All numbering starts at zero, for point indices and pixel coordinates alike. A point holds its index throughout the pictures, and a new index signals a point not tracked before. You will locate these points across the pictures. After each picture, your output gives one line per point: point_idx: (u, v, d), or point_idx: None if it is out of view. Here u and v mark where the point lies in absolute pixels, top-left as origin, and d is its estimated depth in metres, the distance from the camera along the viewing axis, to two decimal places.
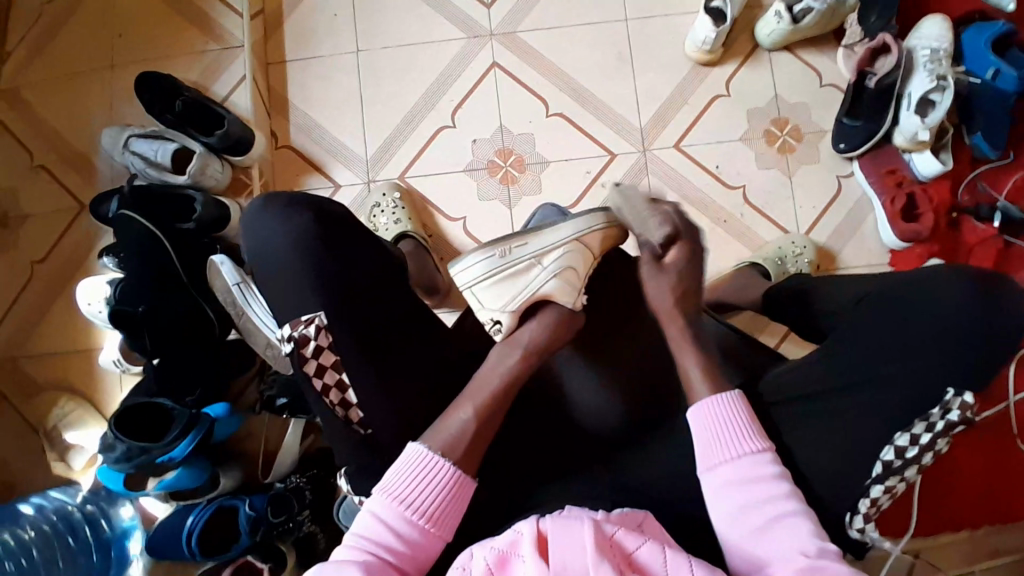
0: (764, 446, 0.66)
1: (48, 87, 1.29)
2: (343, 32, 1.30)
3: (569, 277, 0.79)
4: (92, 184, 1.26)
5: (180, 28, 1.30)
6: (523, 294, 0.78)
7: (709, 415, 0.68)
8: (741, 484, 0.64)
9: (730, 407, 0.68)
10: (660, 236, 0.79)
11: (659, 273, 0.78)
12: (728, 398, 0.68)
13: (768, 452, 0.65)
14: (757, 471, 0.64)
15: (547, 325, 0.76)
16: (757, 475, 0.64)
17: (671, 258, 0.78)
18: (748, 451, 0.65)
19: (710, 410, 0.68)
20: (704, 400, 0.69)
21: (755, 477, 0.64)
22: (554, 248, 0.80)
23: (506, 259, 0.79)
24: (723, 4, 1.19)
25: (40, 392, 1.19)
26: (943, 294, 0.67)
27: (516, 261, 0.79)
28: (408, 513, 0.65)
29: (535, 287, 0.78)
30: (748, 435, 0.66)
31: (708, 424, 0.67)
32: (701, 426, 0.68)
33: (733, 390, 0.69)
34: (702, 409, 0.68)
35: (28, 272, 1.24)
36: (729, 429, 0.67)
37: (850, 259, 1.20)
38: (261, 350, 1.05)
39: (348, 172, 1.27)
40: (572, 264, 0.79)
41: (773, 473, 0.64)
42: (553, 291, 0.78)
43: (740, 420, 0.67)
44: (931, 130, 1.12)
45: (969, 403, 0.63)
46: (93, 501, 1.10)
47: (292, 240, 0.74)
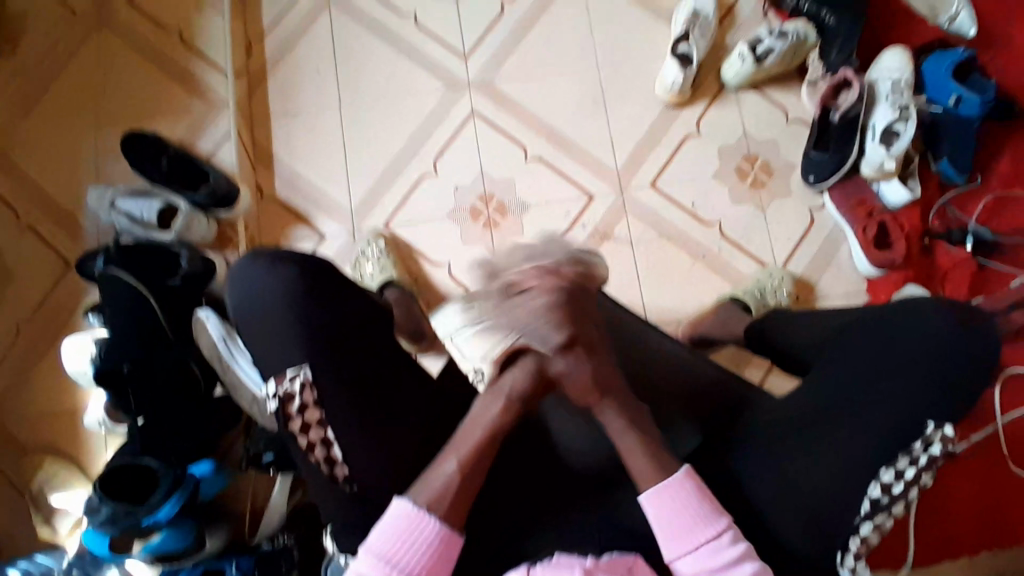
0: (723, 523, 0.66)
1: (33, 149, 1.31)
2: (325, 87, 1.34)
3: (541, 321, 0.72)
4: (77, 243, 1.27)
5: (165, 88, 1.34)
6: (496, 343, 0.74)
7: (663, 498, 0.67)
8: (705, 570, 0.64)
9: (682, 490, 0.67)
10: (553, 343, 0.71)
11: (567, 374, 0.72)
12: (676, 481, 0.67)
13: (728, 530, 0.65)
14: (717, 556, 0.64)
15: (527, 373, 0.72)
16: (718, 560, 0.64)
17: (573, 356, 0.72)
18: (707, 535, 0.65)
19: (665, 492, 0.67)
20: (657, 484, 0.68)
21: (718, 563, 0.64)
22: (522, 290, 0.73)
23: (477, 307, 0.77)
24: (689, 49, 1.26)
25: (23, 454, 1.18)
26: (914, 323, 0.69)
27: (485, 308, 0.76)
28: (396, 573, 0.65)
29: (505, 336, 0.73)
30: (704, 517, 0.66)
31: (663, 510, 0.67)
32: (656, 515, 0.67)
33: (682, 469, 0.68)
34: (654, 494, 0.67)
35: (12, 332, 1.23)
36: (684, 513, 0.66)
37: (827, 289, 1.23)
38: (247, 403, 1.05)
39: (333, 222, 1.29)
40: (542, 305, 0.72)
41: (735, 554, 0.64)
42: (527, 341, 0.72)
43: (695, 500, 0.67)
44: (896, 159, 1.16)
45: (949, 436, 0.65)
46: (78, 565, 1.03)
47: (277, 295, 0.75)
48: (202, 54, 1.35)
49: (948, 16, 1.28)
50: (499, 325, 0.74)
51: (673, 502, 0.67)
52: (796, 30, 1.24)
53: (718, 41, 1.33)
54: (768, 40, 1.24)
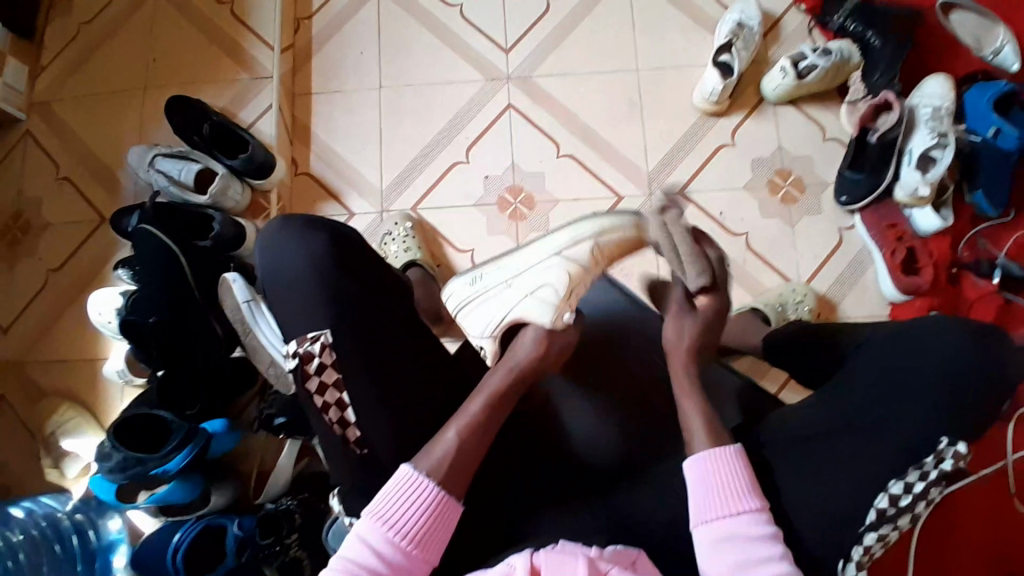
0: (759, 503, 0.65)
1: (78, 104, 1.35)
2: (367, 69, 1.36)
3: (548, 295, 0.81)
4: (112, 198, 1.30)
5: (211, 55, 1.37)
6: (497, 319, 0.82)
7: (711, 463, 0.67)
8: (739, 536, 0.63)
9: (733, 461, 0.67)
10: (694, 285, 0.81)
11: (683, 315, 0.80)
12: (728, 454, 0.67)
13: (764, 511, 0.65)
14: (747, 530, 0.63)
15: (535, 343, 0.76)
16: (751, 533, 0.63)
17: (704, 302, 0.80)
18: (744, 509, 0.64)
19: (714, 457, 0.67)
20: (709, 449, 0.68)
21: (748, 536, 0.63)
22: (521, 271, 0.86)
23: (478, 284, 0.87)
24: (730, 59, 1.26)
25: (42, 398, 1.20)
26: (944, 340, 0.67)
27: (487, 287, 0.86)
28: (390, 535, 0.65)
29: (507, 313, 0.82)
30: (745, 492, 0.65)
31: (713, 476, 0.67)
32: (701, 473, 0.67)
33: (735, 446, 0.68)
34: (704, 457, 0.67)
35: (42, 279, 1.27)
36: (725, 481, 0.66)
37: (849, 309, 1.22)
38: (266, 368, 1.08)
39: (363, 200, 1.31)
40: (548, 281, 0.83)
41: (768, 532, 0.63)
42: (527, 313, 0.79)
43: (740, 474, 0.66)
44: (931, 186, 1.14)
45: (963, 453, 0.64)
46: (83, 510, 1.10)
47: (309, 264, 0.75)
48: (250, 26, 1.37)
49: (993, 49, 1.24)
50: (499, 300, 0.84)
51: (718, 469, 0.67)
52: (840, 50, 1.24)
53: (760, 55, 1.34)
54: (810, 58, 1.24)
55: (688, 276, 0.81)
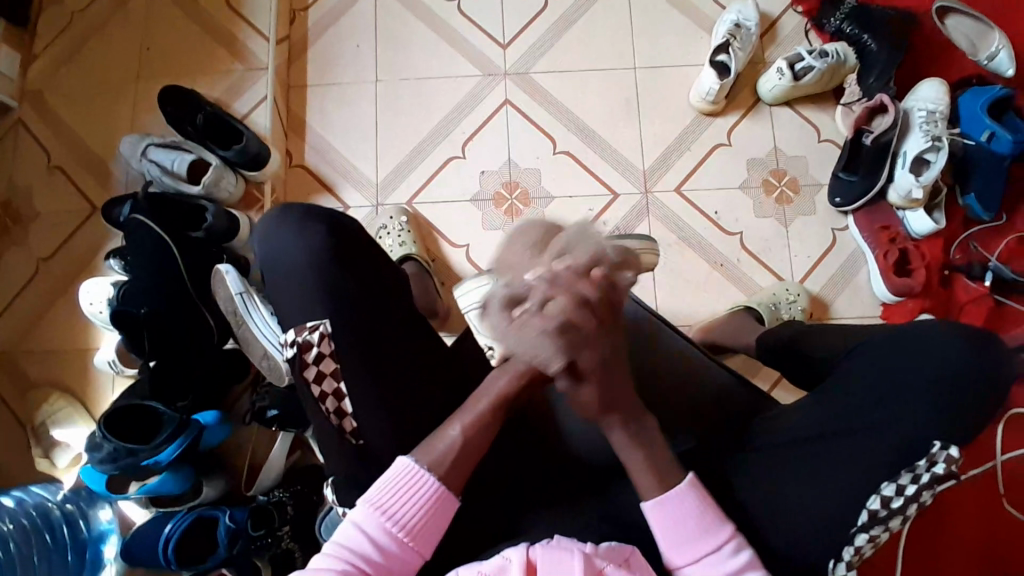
0: (726, 534, 0.65)
1: (71, 92, 1.34)
2: (363, 62, 1.36)
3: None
4: (106, 188, 1.29)
5: (207, 46, 1.36)
6: None
7: (662, 513, 0.66)
8: None
9: (685, 500, 0.66)
10: (556, 367, 0.64)
11: (577, 387, 0.67)
12: (681, 492, 0.67)
13: (730, 543, 0.65)
14: (719, 565, 0.65)
15: None
16: (721, 568, 0.64)
17: (584, 373, 0.66)
18: (710, 544, 0.65)
19: (663, 507, 0.66)
20: (656, 498, 0.67)
21: (719, 572, 0.64)
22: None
23: (500, 290, 0.81)
24: (728, 59, 1.26)
25: (32, 389, 1.19)
26: (938, 339, 0.68)
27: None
28: (386, 524, 0.65)
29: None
30: (704, 532, 0.65)
31: (666, 519, 0.66)
32: (656, 523, 0.67)
33: (687, 480, 0.67)
34: (654, 508, 0.67)
35: (34, 268, 1.26)
36: (683, 525, 0.66)
37: (843, 310, 1.23)
38: (258, 360, 1.07)
39: (358, 194, 1.30)
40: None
41: (736, 565, 0.64)
42: None
43: (696, 515, 0.66)
44: (924, 189, 1.15)
45: (956, 457, 0.63)
46: (73, 500, 1.09)
47: (303, 254, 0.75)
48: (246, 17, 1.37)
49: (988, 54, 1.25)
50: None
51: (672, 514, 0.66)
52: (836, 52, 1.25)
53: (757, 56, 1.34)
54: (807, 59, 1.24)
55: (545, 358, 0.64)
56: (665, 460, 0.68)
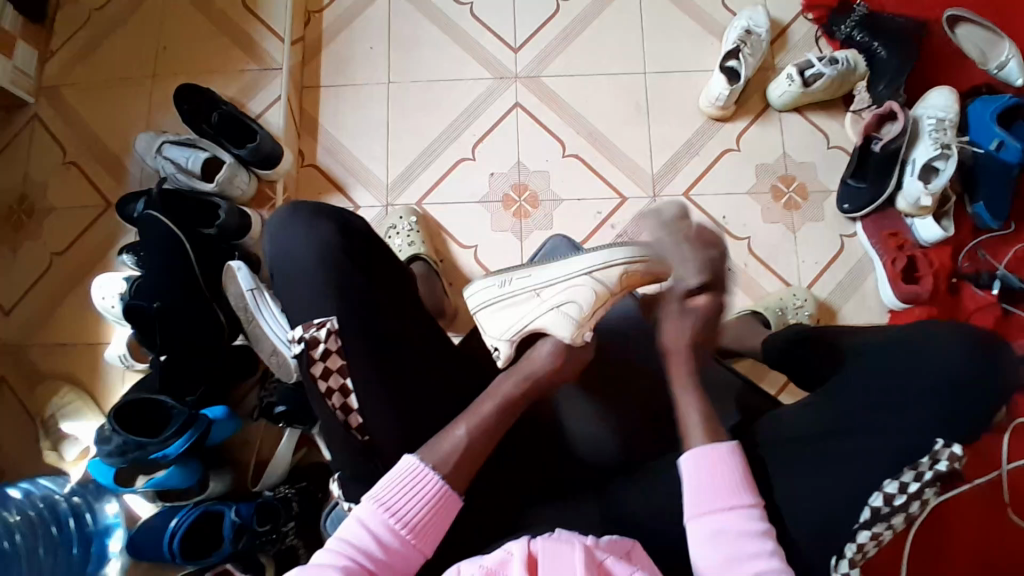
0: (752, 500, 0.65)
1: (87, 89, 1.36)
2: (376, 63, 1.37)
3: (569, 312, 0.78)
4: (119, 184, 1.31)
5: (221, 45, 1.37)
6: (518, 326, 0.81)
7: (703, 460, 0.67)
8: (729, 532, 0.63)
9: (725, 455, 0.67)
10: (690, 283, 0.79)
11: (683, 314, 0.78)
12: (722, 451, 0.67)
13: (757, 507, 0.65)
14: (741, 525, 0.63)
15: (550, 355, 0.77)
16: (743, 528, 0.63)
17: (700, 301, 0.78)
18: (737, 504, 0.64)
19: (706, 455, 0.67)
20: (701, 447, 0.68)
21: (740, 530, 0.63)
22: (552, 283, 0.81)
23: (504, 288, 0.83)
24: (737, 65, 1.27)
25: (42, 381, 1.21)
26: (944, 344, 0.68)
27: (515, 292, 0.82)
28: (389, 521, 0.66)
29: (528, 320, 0.80)
30: (739, 487, 0.65)
31: (703, 468, 0.67)
32: (694, 470, 0.67)
33: (730, 443, 0.68)
34: (697, 455, 0.67)
35: (46, 263, 1.27)
36: (718, 476, 0.66)
37: (849, 315, 1.23)
38: (266, 356, 1.08)
39: (368, 194, 1.31)
40: (572, 297, 0.78)
41: (759, 528, 0.63)
42: (548, 325, 0.78)
43: (734, 470, 0.66)
44: (934, 196, 1.15)
45: (959, 455, 0.64)
46: (81, 493, 1.10)
47: (316, 250, 0.76)
48: (261, 18, 1.38)
49: (999, 63, 1.25)
50: (523, 307, 0.81)
51: (712, 465, 0.67)
52: (846, 59, 1.25)
53: (767, 62, 1.35)
54: (817, 66, 1.25)
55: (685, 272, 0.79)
56: None
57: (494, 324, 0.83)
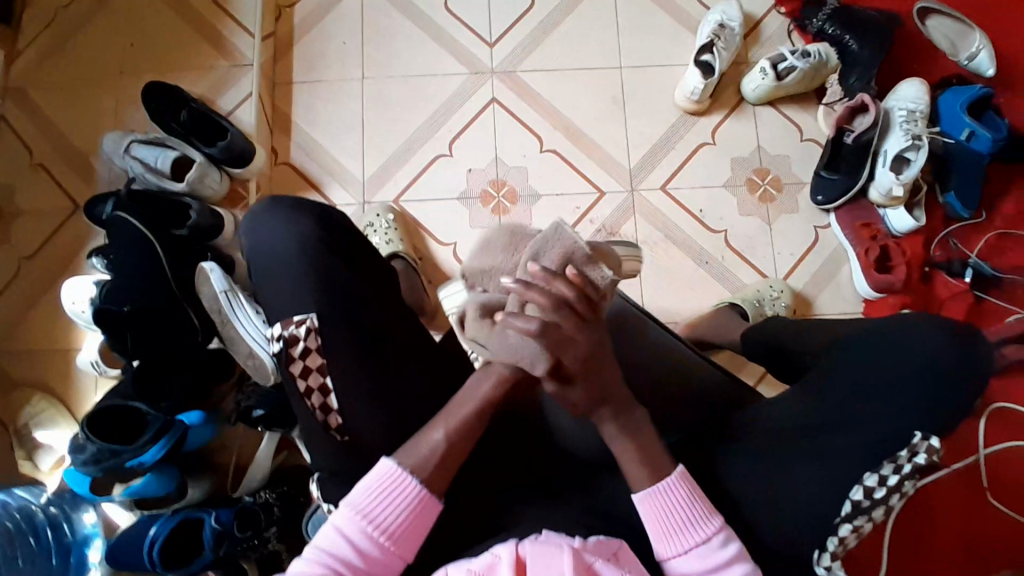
0: (715, 525, 0.66)
1: (52, 88, 1.32)
2: (349, 59, 1.35)
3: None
4: (88, 185, 1.27)
5: (191, 42, 1.34)
6: None
7: (653, 502, 0.67)
8: (698, 568, 0.65)
9: (673, 493, 0.67)
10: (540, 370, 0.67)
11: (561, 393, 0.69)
12: (671, 484, 0.67)
13: (721, 533, 0.66)
14: (709, 556, 0.65)
15: None
16: (712, 560, 0.65)
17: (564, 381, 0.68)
18: (702, 535, 0.66)
19: (655, 497, 0.67)
20: (647, 488, 0.68)
21: (710, 563, 0.65)
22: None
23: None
24: (712, 59, 1.27)
25: (12, 390, 1.17)
26: (917, 334, 0.70)
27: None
28: (367, 528, 0.65)
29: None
30: (696, 521, 0.66)
31: (656, 511, 0.67)
32: (648, 513, 0.67)
33: (676, 473, 0.68)
34: (645, 498, 0.67)
35: (14, 267, 1.24)
36: (675, 514, 0.66)
37: (825, 305, 1.24)
38: (242, 359, 1.06)
39: (344, 192, 1.30)
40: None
41: (726, 555, 0.65)
42: None
43: (688, 504, 0.67)
44: (905, 186, 1.17)
45: (936, 448, 0.66)
46: (56, 503, 1.07)
47: (291, 245, 0.75)
48: (232, 14, 1.36)
49: (969, 53, 1.27)
50: None
51: (664, 504, 0.67)
52: (818, 52, 1.27)
53: (741, 55, 1.36)
54: (789, 59, 1.26)
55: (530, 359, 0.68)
56: (652, 456, 0.69)
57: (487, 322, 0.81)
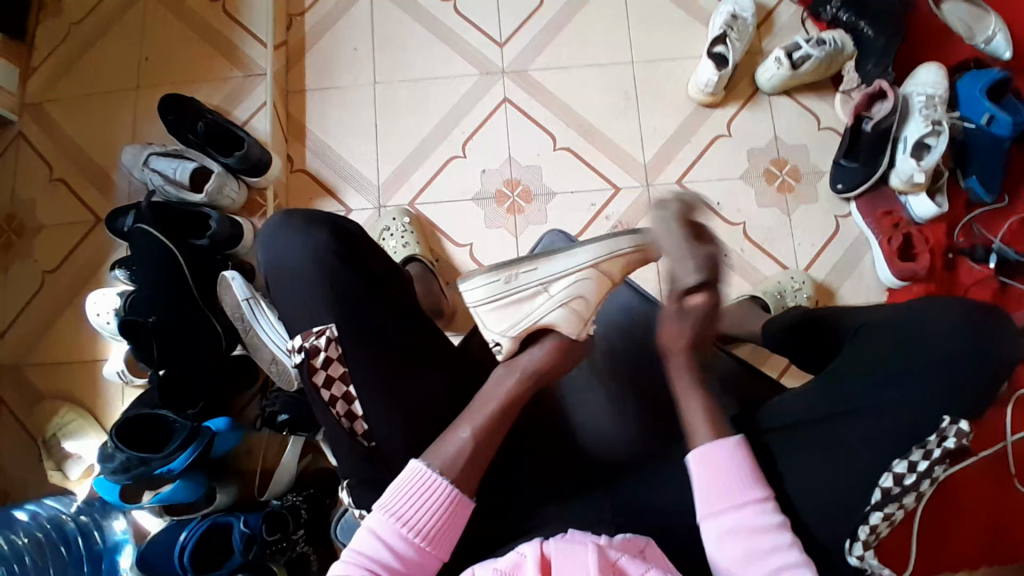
0: (765, 491, 0.65)
1: (70, 105, 1.34)
2: (361, 65, 1.36)
3: (577, 307, 0.77)
4: (108, 199, 1.29)
5: (204, 53, 1.36)
6: (525, 322, 0.77)
7: (709, 458, 0.67)
8: (744, 530, 0.64)
9: (731, 453, 0.67)
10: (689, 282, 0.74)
11: (681, 315, 0.76)
12: (728, 445, 0.68)
13: (770, 500, 0.65)
14: (754, 520, 0.64)
15: (550, 350, 0.77)
16: (755, 526, 0.64)
17: (698, 300, 0.75)
18: (750, 499, 0.65)
19: (712, 453, 0.67)
20: (706, 444, 0.68)
21: (754, 530, 0.64)
22: (562, 276, 0.77)
23: (510, 286, 0.77)
24: (725, 50, 1.26)
25: (40, 402, 1.19)
26: (942, 321, 0.68)
27: (520, 288, 0.77)
28: (403, 530, 0.65)
29: (537, 318, 0.77)
30: (748, 483, 0.66)
31: (710, 467, 0.67)
32: (701, 469, 0.67)
33: (734, 437, 0.68)
34: (703, 453, 0.68)
35: (39, 281, 1.26)
36: (728, 474, 0.66)
37: (848, 296, 1.23)
38: (266, 364, 1.08)
39: (359, 197, 1.31)
40: (581, 292, 0.77)
41: (774, 522, 0.64)
42: (556, 322, 0.77)
43: (742, 466, 0.67)
44: (927, 172, 1.15)
45: (966, 430, 0.64)
46: (87, 512, 1.10)
47: (312, 257, 0.75)
48: (242, 24, 1.37)
49: (985, 37, 1.25)
50: (533, 305, 0.77)
51: (718, 462, 0.67)
52: (833, 40, 1.25)
53: (754, 45, 1.34)
54: (805, 47, 1.24)
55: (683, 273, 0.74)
56: None
57: (504, 315, 0.77)
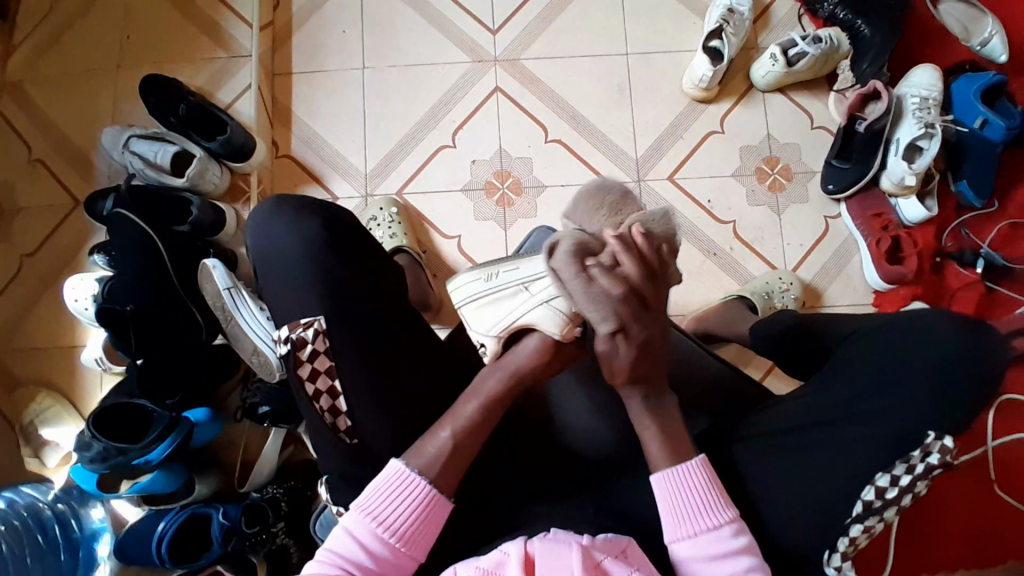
0: (728, 515, 0.65)
1: (48, 84, 1.30)
2: (349, 48, 1.33)
3: (559, 307, 0.70)
4: (86, 182, 1.26)
5: (189, 34, 1.32)
6: (506, 320, 0.73)
7: (670, 482, 0.67)
8: (708, 554, 0.64)
9: (694, 475, 0.67)
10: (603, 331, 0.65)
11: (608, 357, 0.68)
12: (691, 466, 0.67)
13: (734, 523, 0.65)
14: (719, 544, 0.64)
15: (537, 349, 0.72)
16: (719, 550, 0.64)
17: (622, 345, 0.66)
18: (713, 523, 0.65)
19: (673, 477, 0.67)
20: (666, 469, 0.67)
21: (718, 550, 0.64)
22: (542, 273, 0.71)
23: (493, 282, 0.74)
24: (720, 45, 1.24)
25: (17, 388, 1.17)
26: (928, 332, 0.68)
27: (502, 286, 0.73)
28: (378, 530, 0.65)
29: (516, 315, 0.72)
30: (711, 507, 0.65)
31: (671, 491, 0.66)
32: (664, 493, 0.67)
33: (698, 457, 0.68)
34: (663, 477, 0.67)
35: (16, 265, 1.23)
36: (692, 496, 0.66)
37: (835, 297, 1.23)
38: (247, 356, 1.05)
39: (346, 184, 1.28)
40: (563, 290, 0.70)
41: (737, 545, 0.64)
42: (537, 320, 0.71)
43: (705, 488, 0.66)
44: (918, 176, 1.16)
45: (949, 447, 0.64)
46: (64, 499, 1.07)
47: (296, 249, 0.73)
48: (229, 5, 1.33)
49: (981, 39, 1.25)
50: (514, 302, 0.72)
51: (680, 485, 0.67)
52: (829, 37, 1.23)
53: (749, 40, 1.32)
54: (800, 45, 1.23)
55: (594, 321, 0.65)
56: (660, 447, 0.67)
57: (487, 317, 0.74)
